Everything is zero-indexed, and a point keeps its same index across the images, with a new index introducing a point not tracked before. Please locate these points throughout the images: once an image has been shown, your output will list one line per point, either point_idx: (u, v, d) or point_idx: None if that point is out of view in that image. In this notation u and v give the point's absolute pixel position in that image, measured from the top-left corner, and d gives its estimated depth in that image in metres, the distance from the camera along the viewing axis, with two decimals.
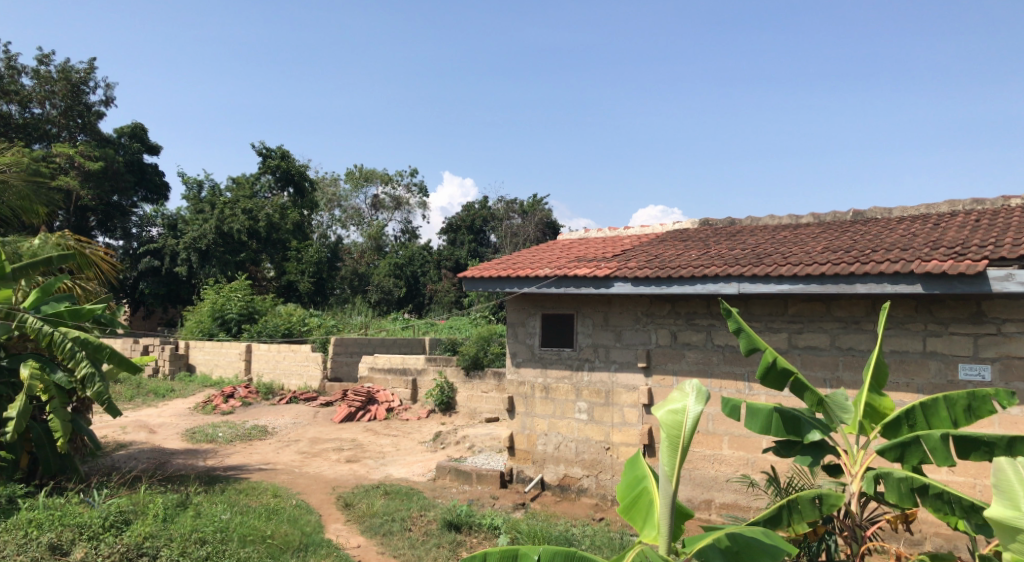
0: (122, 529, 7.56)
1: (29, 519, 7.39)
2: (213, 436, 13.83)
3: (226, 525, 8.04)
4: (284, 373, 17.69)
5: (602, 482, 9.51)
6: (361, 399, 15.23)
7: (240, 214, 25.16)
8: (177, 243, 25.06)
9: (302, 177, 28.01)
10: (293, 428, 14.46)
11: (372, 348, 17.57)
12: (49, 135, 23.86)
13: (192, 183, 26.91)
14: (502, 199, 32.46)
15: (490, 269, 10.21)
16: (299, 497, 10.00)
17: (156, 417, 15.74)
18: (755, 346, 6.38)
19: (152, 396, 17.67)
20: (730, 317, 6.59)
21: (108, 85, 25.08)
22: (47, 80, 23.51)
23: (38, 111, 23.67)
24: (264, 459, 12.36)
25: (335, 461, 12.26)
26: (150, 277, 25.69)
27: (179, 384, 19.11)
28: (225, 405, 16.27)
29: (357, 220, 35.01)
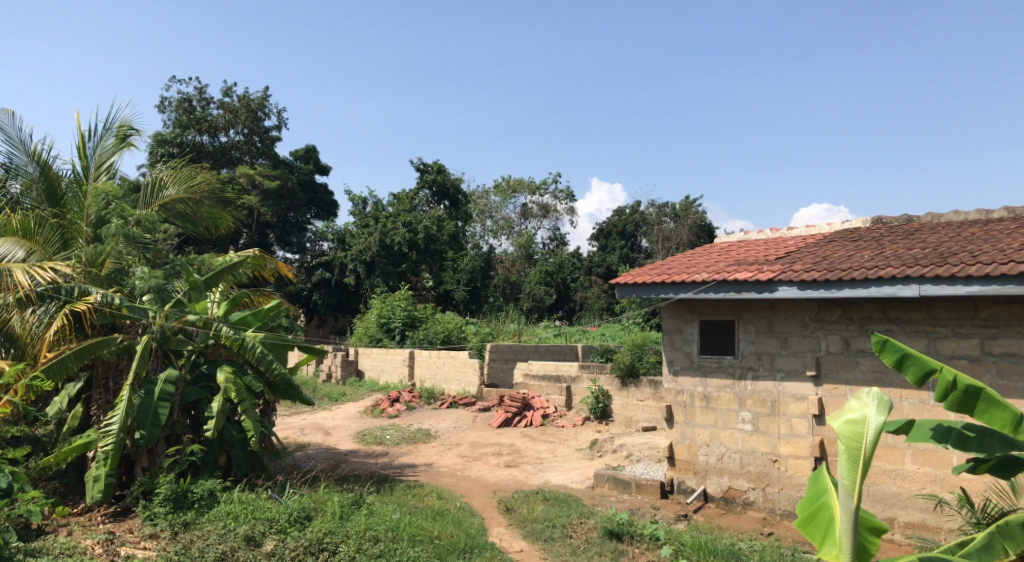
0: (305, 524, 8.12)
1: (227, 512, 8.11)
2: (381, 438, 14.57)
3: (397, 524, 8.41)
4: (444, 379, 18.31)
5: (770, 495, 9.14)
6: (517, 405, 15.48)
7: (401, 227, 26.41)
8: (345, 255, 26.73)
9: (456, 190, 28.95)
10: (454, 432, 14.93)
11: (527, 355, 17.80)
12: (234, 160, 26.16)
13: (357, 199, 28.56)
14: (653, 203, 32.01)
15: (645, 275, 10.07)
16: (462, 499, 10.31)
17: (330, 419, 16.78)
18: (926, 369, 5.90)
19: (326, 401, 18.86)
20: (886, 347, 6.08)
21: (283, 112, 27.12)
22: (232, 110, 25.78)
23: (225, 138, 26.02)
24: (429, 461, 12.85)
25: (496, 465, 12.53)
26: (322, 288, 27.52)
27: (349, 388, 20.27)
28: (391, 409, 17.08)
29: (508, 229, 35.73)
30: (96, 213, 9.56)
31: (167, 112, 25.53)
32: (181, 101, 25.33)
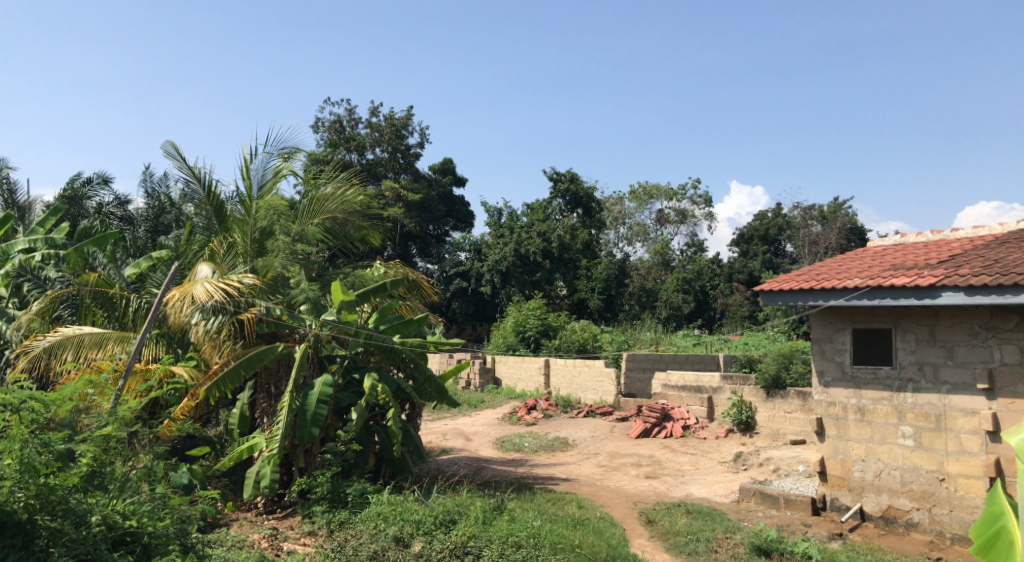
0: (450, 527, 8.34)
1: (378, 512, 8.47)
2: (520, 445, 14.77)
3: (539, 531, 8.47)
4: (581, 387, 18.28)
5: (938, 517, 8.49)
6: (656, 416, 15.23)
7: (535, 237, 26.71)
8: (482, 265, 27.44)
9: (590, 198, 28.72)
10: (592, 441, 14.89)
11: (665, 364, 17.46)
12: (379, 176, 27.39)
13: (493, 210, 29.15)
14: (798, 206, 30.71)
15: (791, 282, 9.64)
16: (603, 509, 10.25)
17: (470, 425, 17.17)
18: None
19: (465, 407, 19.35)
20: None
21: (424, 129, 28.16)
22: (378, 128, 27.07)
23: (371, 156, 27.35)
24: (567, 470, 12.87)
25: (635, 476, 12.38)
26: (460, 297, 28.35)
27: (488, 395, 20.65)
28: (529, 417, 17.26)
29: (643, 236, 35.27)
30: (261, 226, 10.35)
31: (320, 131, 27.23)
32: (333, 121, 27.03)
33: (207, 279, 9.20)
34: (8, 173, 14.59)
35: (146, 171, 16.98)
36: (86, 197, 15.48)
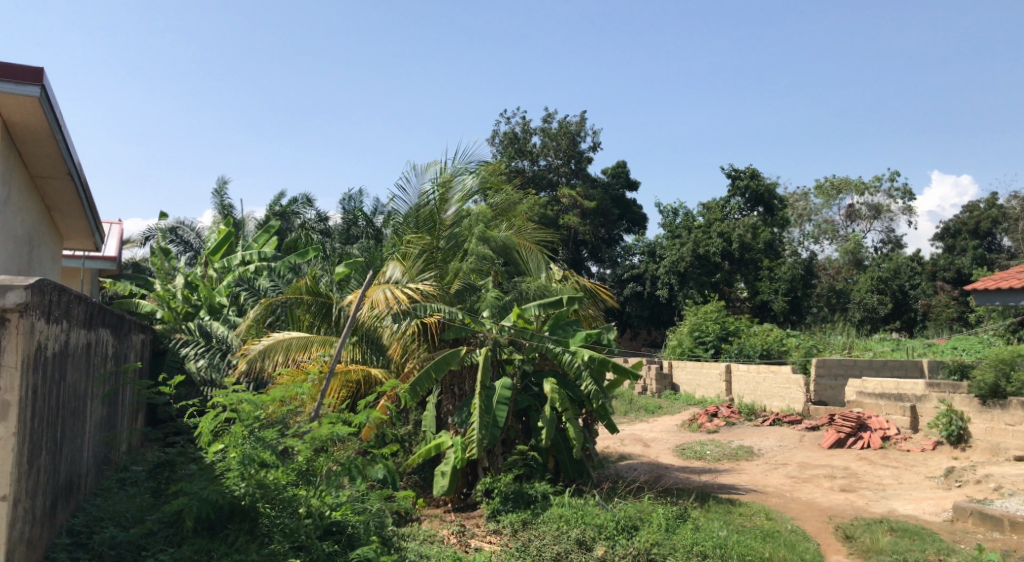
0: (632, 533, 8.25)
1: (560, 515, 8.54)
2: (702, 453, 14.35)
3: (725, 542, 8.15)
4: (765, 395, 17.45)
5: None
6: (851, 426, 14.22)
7: (714, 237, 25.95)
8: (657, 268, 27.04)
9: (771, 194, 27.38)
10: (779, 450, 14.16)
11: (860, 371, 16.25)
12: (552, 183, 27.75)
13: (669, 211, 28.63)
14: (1016, 195, 27.61)
15: (1008, 280, 8.70)
16: (795, 522, 9.69)
17: (649, 432, 16.90)
18: None
19: (643, 413, 19.10)
20: None
21: (597, 134, 28.24)
22: (552, 136, 27.49)
23: (544, 163, 27.85)
24: (754, 480, 12.31)
25: (829, 489, 11.62)
26: (635, 301, 28.18)
27: (666, 401, 20.25)
28: (710, 424, 16.71)
29: (831, 234, 33.17)
30: (455, 233, 10.91)
31: (497, 142, 28.10)
32: (509, 132, 27.81)
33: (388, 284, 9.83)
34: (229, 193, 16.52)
35: (348, 193, 18.19)
36: (291, 214, 16.91)
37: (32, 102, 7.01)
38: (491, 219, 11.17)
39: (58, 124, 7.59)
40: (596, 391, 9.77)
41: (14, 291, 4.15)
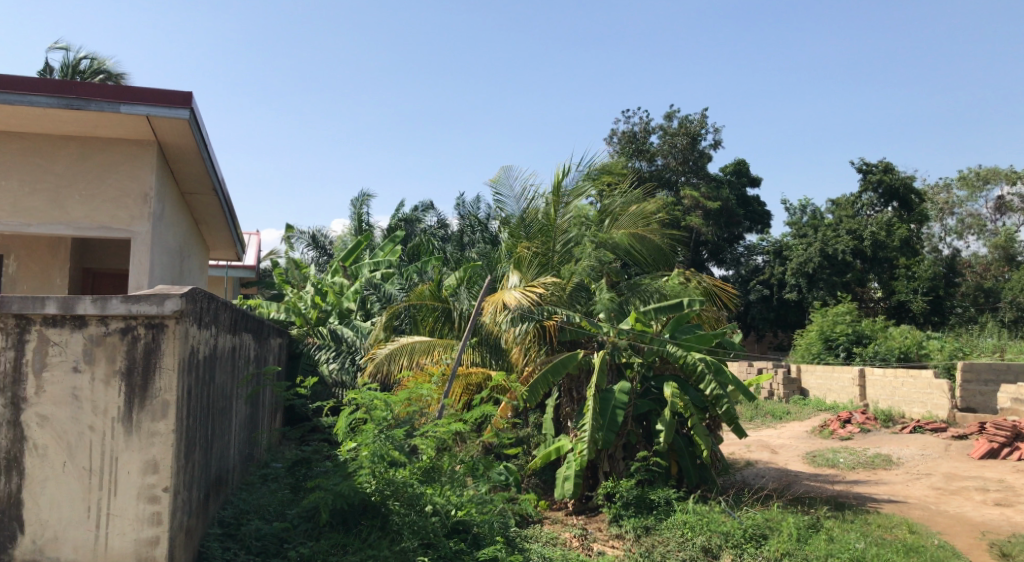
0: (762, 542, 8.01)
1: (684, 521, 8.38)
2: (835, 461, 13.69)
3: (863, 554, 7.73)
4: (904, 400, 16.43)
5: None
6: (1005, 435, 13.16)
7: (844, 235, 24.90)
8: (784, 270, 26.11)
9: (908, 189, 25.74)
10: (922, 460, 13.31)
11: (1014, 376, 15.05)
12: (672, 184, 27.30)
13: (795, 209, 27.55)
14: None
15: None
16: (942, 537, 9.07)
17: (777, 438, 16.29)
18: None
19: (770, 418, 18.42)
20: None
21: (718, 132, 27.55)
22: (671, 135, 27.02)
23: (661, 162, 27.40)
24: (893, 490, 11.62)
25: (981, 502, 10.80)
26: (760, 304, 27.43)
27: (794, 406, 19.46)
28: (843, 430, 15.91)
29: (978, 228, 30.86)
30: (567, 236, 10.84)
31: (615, 143, 27.94)
32: (628, 132, 27.69)
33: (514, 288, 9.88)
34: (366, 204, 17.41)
35: (460, 197, 18.75)
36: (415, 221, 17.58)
37: (182, 124, 7.58)
38: (604, 221, 11.15)
39: (205, 141, 8.18)
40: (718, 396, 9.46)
41: (173, 299, 4.47)
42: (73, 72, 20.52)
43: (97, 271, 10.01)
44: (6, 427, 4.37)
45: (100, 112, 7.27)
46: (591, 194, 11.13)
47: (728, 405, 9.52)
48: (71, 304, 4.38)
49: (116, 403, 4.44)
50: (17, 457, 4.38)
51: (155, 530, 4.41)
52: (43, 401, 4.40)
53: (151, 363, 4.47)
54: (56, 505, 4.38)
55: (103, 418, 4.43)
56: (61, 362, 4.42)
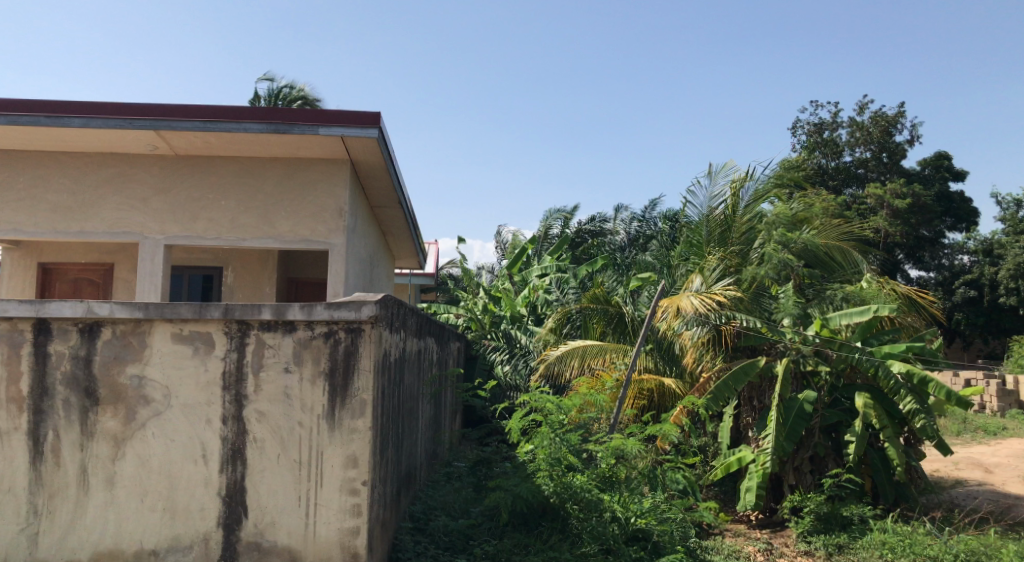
0: None
1: (883, 541, 7.79)
2: None
3: None
4: None
5: None
6: None
7: None
8: (998, 271, 23.85)
9: None
10: None
11: None
12: (862, 179, 25.54)
13: (1008, 202, 24.86)
14: None
15: None
16: None
17: (992, 456, 14.74)
18: None
19: (983, 433, 16.70)
20: None
21: (916, 122, 25.45)
22: (862, 127, 25.34)
23: (850, 158, 25.75)
24: None
25: None
26: (966, 307, 25.11)
27: (1013, 421, 17.51)
28: None
29: None
30: (749, 234, 10.65)
31: (798, 138, 26.62)
32: (813, 126, 26.28)
33: (694, 293, 9.61)
34: (559, 215, 17.75)
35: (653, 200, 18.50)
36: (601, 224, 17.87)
37: (372, 143, 8.14)
38: (791, 222, 10.61)
39: (391, 155, 8.74)
40: (916, 412, 8.73)
41: (368, 304, 4.83)
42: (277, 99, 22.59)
43: (300, 280, 10.94)
44: (230, 421, 4.82)
45: (302, 135, 7.94)
46: (773, 194, 10.89)
47: (928, 421, 8.77)
48: (283, 310, 4.79)
49: (321, 401, 4.84)
50: (240, 449, 4.81)
51: (355, 520, 4.77)
52: (261, 398, 4.83)
53: (351, 365, 4.85)
54: (273, 493, 4.80)
55: (310, 415, 4.83)
56: (276, 363, 4.84)
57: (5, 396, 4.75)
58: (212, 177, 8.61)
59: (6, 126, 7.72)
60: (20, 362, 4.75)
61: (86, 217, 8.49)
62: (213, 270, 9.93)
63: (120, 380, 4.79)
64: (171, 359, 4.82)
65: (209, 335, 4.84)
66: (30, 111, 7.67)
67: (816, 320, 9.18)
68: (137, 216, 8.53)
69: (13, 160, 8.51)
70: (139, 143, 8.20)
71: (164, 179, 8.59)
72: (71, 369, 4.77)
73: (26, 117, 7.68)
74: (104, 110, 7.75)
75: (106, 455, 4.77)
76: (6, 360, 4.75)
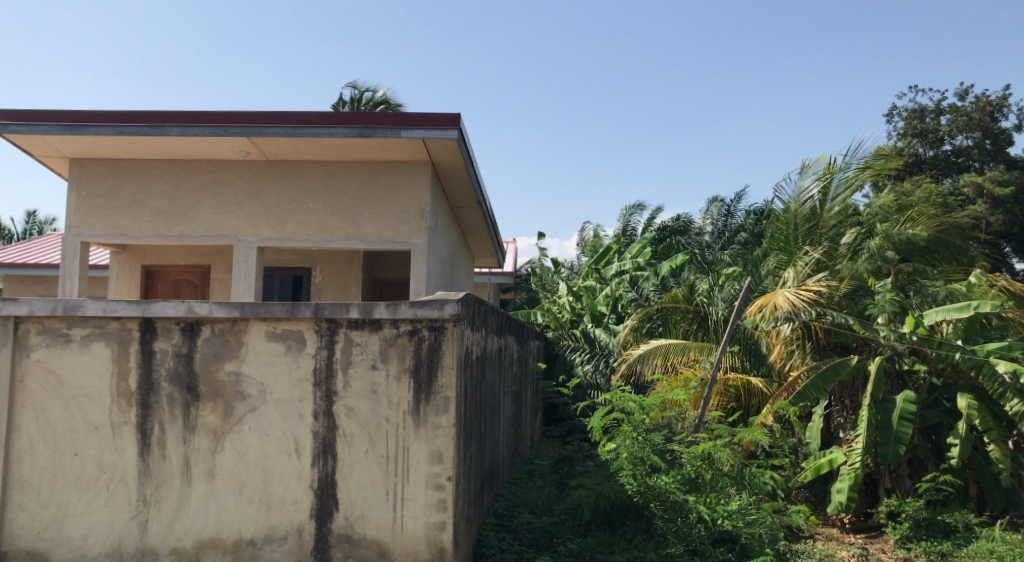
0: None
1: (991, 550, 7.40)
2: None
3: None
4: None
5: None
6: None
7: None
8: None
9: None
10: None
11: None
12: (963, 167, 24.28)
13: None
14: None
15: None
16: None
17: None
18: None
19: None
20: None
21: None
22: (964, 113, 24.12)
23: (950, 145, 24.53)
24: None
25: None
26: None
27: None
28: None
29: None
30: (839, 228, 10.41)
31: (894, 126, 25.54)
32: (910, 112, 25.16)
33: (788, 289, 9.30)
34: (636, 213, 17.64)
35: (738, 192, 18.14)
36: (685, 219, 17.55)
37: (452, 144, 8.25)
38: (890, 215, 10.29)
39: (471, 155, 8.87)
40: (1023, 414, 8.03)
41: (450, 303, 4.91)
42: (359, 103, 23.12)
43: (384, 279, 11.19)
44: (321, 417, 4.98)
45: (385, 138, 8.12)
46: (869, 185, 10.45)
47: None
48: (369, 309, 4.91)
49: (406, 397, 4.95)
50: (330, 443, 4.97)
51: (441, 515, 4.87)
52: (349, 394, 4.97)
53: (434, 362, 4.94)
54: (362, 486, 4.93)
55: (397, 411, 4.95)
56: (363, 361, 4.97)
57: (115, 391, 5.02)
58: (300, 181, 8.91)
59: (112, 136, 8.17)
60: (128, 359, 5.02)
61: (184, 221, 8.91)
62: (302, 270, 10.28)
63: (219, 376, 5.02)
64: (265, 356, 5.02)
65: (301, 333, 5.01)
66: (134, 121, 8.10)
67: (910, 318, 8.72)
68: (231, 219, 8.89)
69: (118, 168, 9.00)
70: (233, 150, 8.55)
71: (256, 184, 8.93)
72: (174, 366, 5.01)
73: (130, 127, 8.11)
74: (201, 119, 8.11)
75: (207, 448, 5.01)
76: (116, 356, 5.03)
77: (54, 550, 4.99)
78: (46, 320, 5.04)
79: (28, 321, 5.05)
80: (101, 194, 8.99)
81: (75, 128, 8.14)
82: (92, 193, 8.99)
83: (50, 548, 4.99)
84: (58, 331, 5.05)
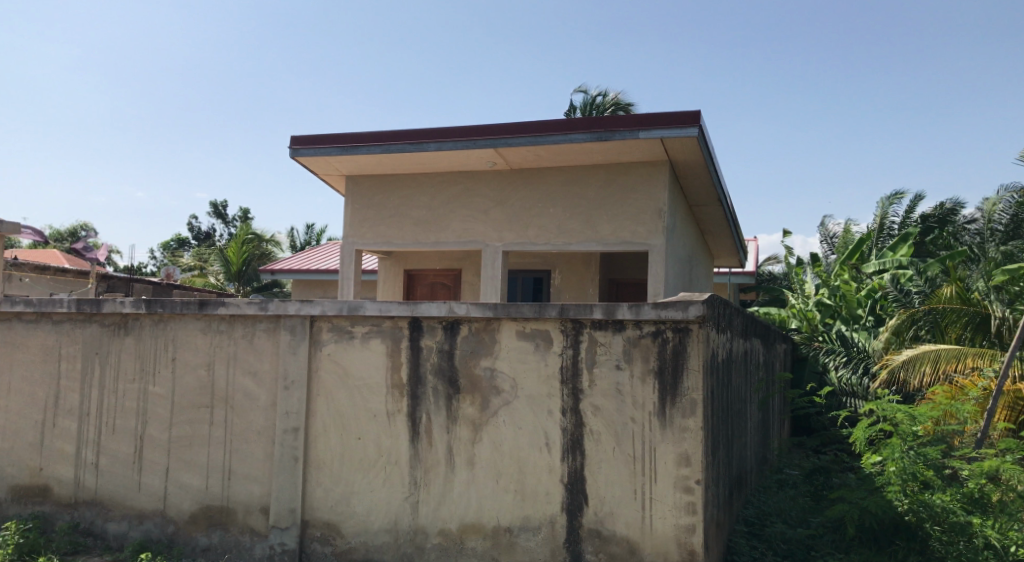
0: None
1: None
2: None
3: None
4: None
5: None
6: None
7: None
8: None
9: None
10: None
11: None
12: None
13: None
14: None
15: None
16: None
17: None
18: None
19: None
20: None
21: None
22: None
23: None
24: None
25: None
26: None
27: None
28: None
29: None
30: None
31: None
32: None
33: None
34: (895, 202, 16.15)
35: None
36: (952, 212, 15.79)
37: (692, 141, 8.12)
38: None
39: (711, 152, 8.67)
40: None
41: (695, 304, 4.83)
42: (593, 108, 23.52)
43: (621, 280, 11.28)
44: (570, 414, 5.16)
45: (624, 140, 8.20)
46: None
47: None
48: (613, 310, 5.00)
49: (652, 398, 4.97)
50: (579, 440, 5.12)
51: (691, 518, 4.82)
52: (595, 393, 5.10)
53: (679, 363, 4.91)
54: (611, 484, 5.03)
55: (642, 411, 4.99)
56: (608, 360, 5.07)
57: (390, 382, 5.58)
58: (542, 186, 9.27)
59: (379, 154, 9.08)
60: (400, 354, 5.56)
61: (439, 229, 9.65)
62: (542, 273, 10.68)
63: (476, 371, 5.38)
64: (517, 354, 5.30)
65: (548, 332, 5.23)
66: (397, 140, 8.93)
67: None
68: (480, 225, 9.48)
69: (384, 182, 9.97)
70: (481, 161, 9.11)
71: (501, 192, 9.44)
72: (438, 361, 5.46)
73: (394, 145, 8.95)
74: (453, 134, 8.74)
75: (467, 438, 5.39)
76: (390, 351, 5.59)
77: (344, 523, 5.64)
78: (334, 319, 5.73)
79: (320, 319, 5.77)
80: (370, 206, 10.02)
81: (350, 148, 9.15)
82: (364, 206, 10.04)
83: (341, 521, 5.65)
84: (344, 329, 5.71)
